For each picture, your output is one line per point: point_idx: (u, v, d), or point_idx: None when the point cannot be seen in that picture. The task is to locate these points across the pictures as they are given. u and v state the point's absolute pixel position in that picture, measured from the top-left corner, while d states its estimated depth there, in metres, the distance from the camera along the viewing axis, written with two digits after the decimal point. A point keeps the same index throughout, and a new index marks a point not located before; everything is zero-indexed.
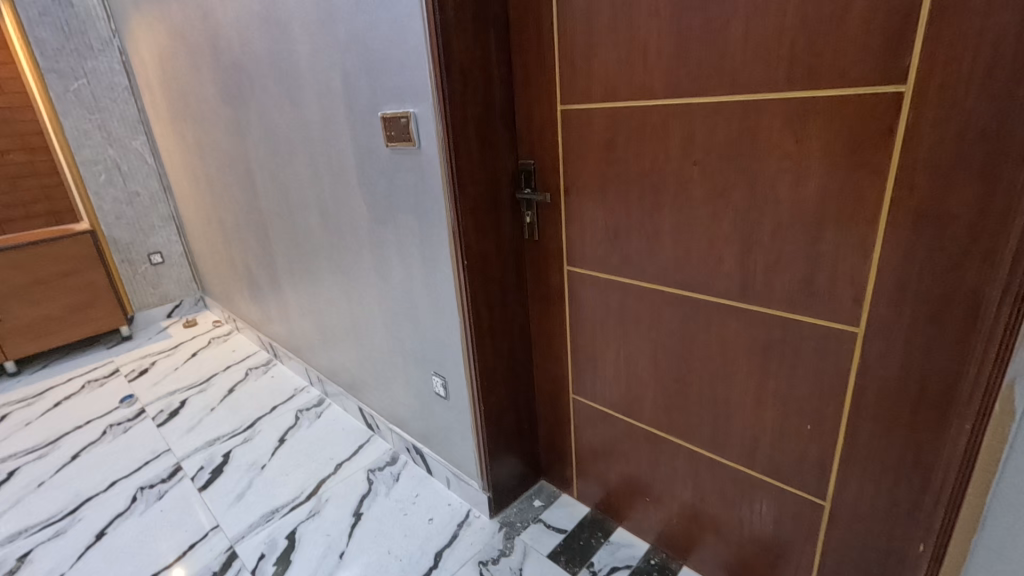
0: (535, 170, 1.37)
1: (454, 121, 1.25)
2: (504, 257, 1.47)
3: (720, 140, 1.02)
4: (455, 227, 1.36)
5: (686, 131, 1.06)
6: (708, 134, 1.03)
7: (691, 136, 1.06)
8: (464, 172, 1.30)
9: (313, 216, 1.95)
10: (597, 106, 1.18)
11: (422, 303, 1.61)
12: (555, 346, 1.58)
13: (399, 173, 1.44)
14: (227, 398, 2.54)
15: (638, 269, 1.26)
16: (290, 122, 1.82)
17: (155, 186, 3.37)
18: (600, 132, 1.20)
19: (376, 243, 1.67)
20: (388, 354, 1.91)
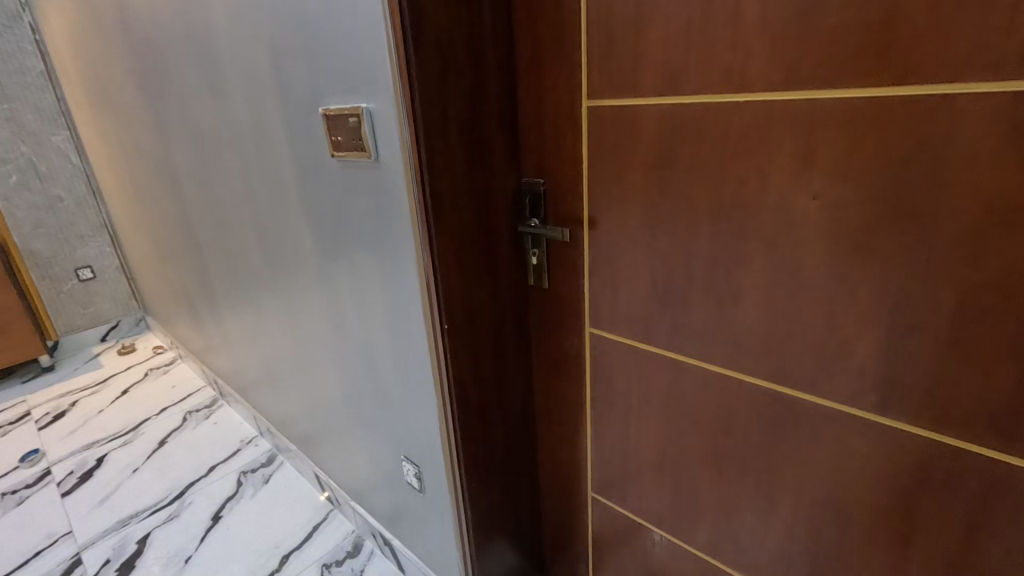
0: (546, 193, 0.96)
1: (427, 122, 0.82)
2: (500, 313, 1.04)
3: (868, 162, 0.61)
4: (432, 280, 0.92)
5: (804, 144, 0.66)
6: (847, 151, 0.63)
7: (813, 154, 0.65)
8: (444, 201, 0.87)
9: (249, 242, 1.50)
10: (649, 103, 0.77)
11: (387, 368, 1.18)
12: (568, 430, 1.16)
13: (351, 196, 1.01)
14: (154, 453, 2.08)
15: (701, 346, 0.85)
16: (214, 117, 1.37)
17: (82, 189, 2.87)
18: (650, 144, 0.79)
19: (325, 283, 1.24)
20: (347, 420, 1.48)
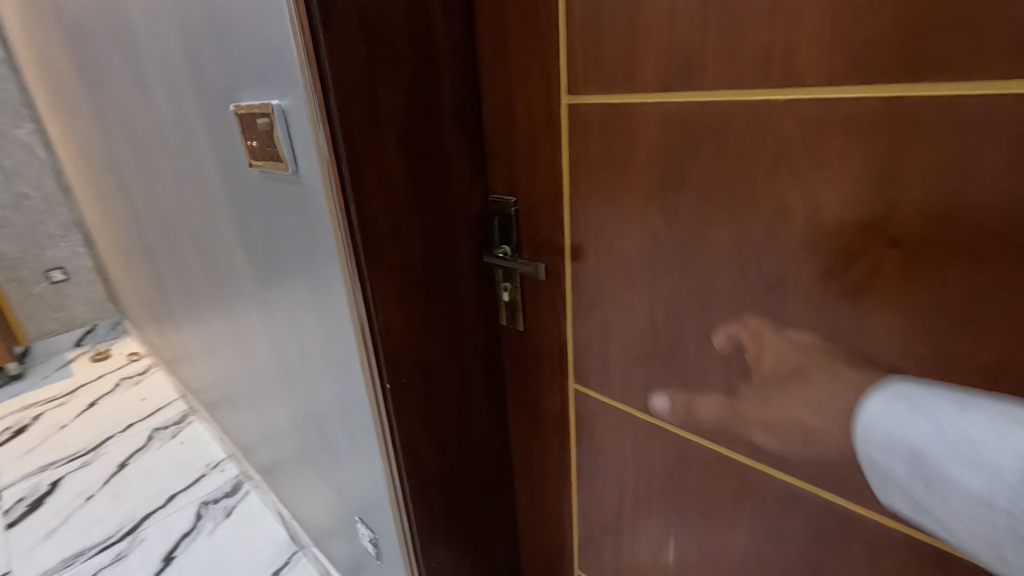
0: (518, 214, 0.75)
1: (351, 127, 0.60)
2: (464, 361, 0.83)
3: (979, 196, 0.40)
4: (367, 332, 0.71)
5: (876, 164, 0.44)
6: (946, 179, 0.41)
7: (889, 179, 0.44)
8: (379, 231, 0.66)
9: (193, 257, 1.30)
10: (650, 99, 0.56)
11: (334, 418, 0.98)
12: (550, 499, 0.95)
13: (276, 214, 0.80)
14: (113, 477, 1.91)
15: (713, 419, 0.65)
16: (142, 111, 1.16)
17: (50, 186, 2.70)
18: (649, 156, 0.58)
19: (265, 312, 1.03)
20: (303, 462, 1.28)
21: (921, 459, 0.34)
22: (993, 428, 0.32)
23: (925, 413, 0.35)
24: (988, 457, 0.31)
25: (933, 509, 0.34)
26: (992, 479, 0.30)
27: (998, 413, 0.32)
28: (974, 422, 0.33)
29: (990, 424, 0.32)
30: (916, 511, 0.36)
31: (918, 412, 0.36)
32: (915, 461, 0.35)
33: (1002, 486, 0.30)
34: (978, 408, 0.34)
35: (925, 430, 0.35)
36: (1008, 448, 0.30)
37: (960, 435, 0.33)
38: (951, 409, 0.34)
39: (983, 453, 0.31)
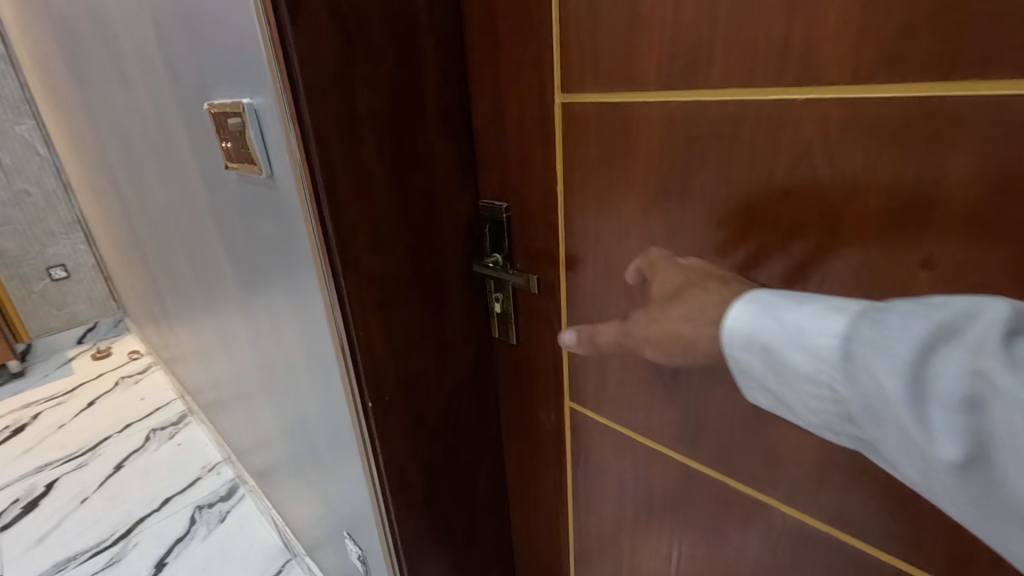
0: (509, 221, 0.70)
1: (324, 129, 0.56)
2: (453, 376, 0.78)
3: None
4: (345, 349, 0.66)
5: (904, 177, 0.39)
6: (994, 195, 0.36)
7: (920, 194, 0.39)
8: (357, 241, 0.62)
9: (182, 259, 1.26)
10: (652, 98, 0.50)
11: (319, 430, 0.93)
12: (544, 520, 0.90)
13: (254, 219, 0.76)
14: (108, 479, 1.89)
15: (718, 445, 0.60)
16: (126, 108, 1.12)
17: (51, 183, 2.68)
18: (650, 161, 0.53)
19: (249, 319, 0.99)
20: (292, 471, 1.24)
21: (769, 350, 0.40)
22: (820, 319, 0.37)
23: (771, 313, 0.40)
24: (817, 346, 0.37)
25: (778, 391, 0.41)
26: (821, 364, 0.37)
27: (824, 304, 0.38)
28: (806, 315, 0.38)
29: (818, 315, 0.37)
30: (759, 383, 0.42)
31: (770, 313, 0.40)
32: (765, 353, 0.40)
33: (829, 369, 0.36)
34: (809, 300, 0.38)
35: (774, 328, 0.39)
36: (831, 335, 0.36)
37: (796, 330, 0.38)
38: (790, 305, 0.39)
39: (814, 342, 0.37)
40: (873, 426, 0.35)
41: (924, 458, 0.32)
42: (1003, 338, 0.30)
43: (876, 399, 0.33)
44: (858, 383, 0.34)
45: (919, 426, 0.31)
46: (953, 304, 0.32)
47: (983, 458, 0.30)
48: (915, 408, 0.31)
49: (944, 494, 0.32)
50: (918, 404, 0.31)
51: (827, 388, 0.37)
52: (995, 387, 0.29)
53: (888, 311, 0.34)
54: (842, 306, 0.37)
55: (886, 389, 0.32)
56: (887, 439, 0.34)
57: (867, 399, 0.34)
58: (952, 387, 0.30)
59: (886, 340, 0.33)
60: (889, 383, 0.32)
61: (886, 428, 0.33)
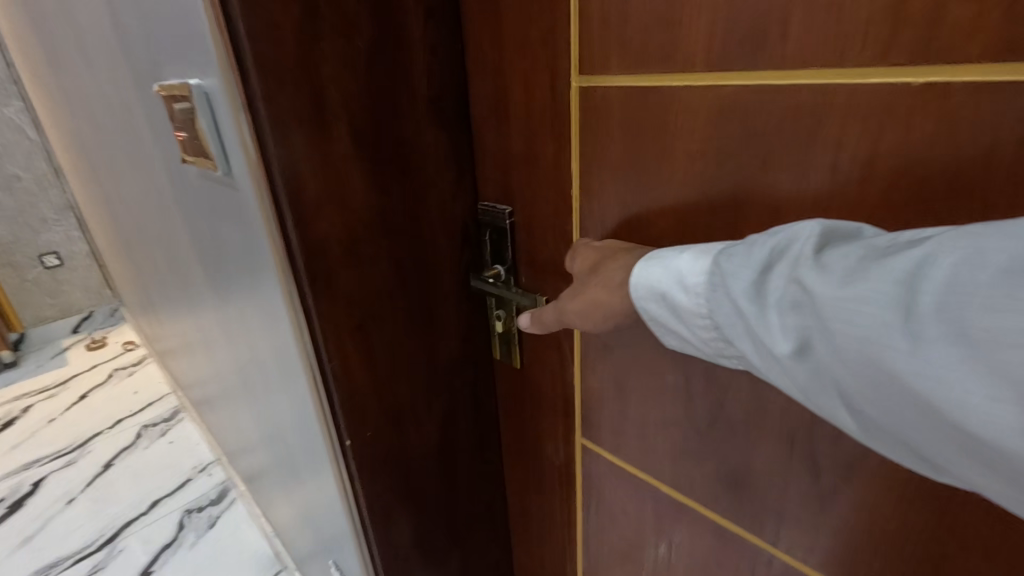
0: (513, 228, 0.59)
1: (282, 119, 0.45)
2: (447, 403, 0.68)
3: None
4: (317, 381, 0.56)
5: (789, 183, 0.37)
6: (882, 194, 0.34)
7: (815, 199, 0.36)
8: (328, 255, 0.51)
9: (159, 254, 1.16)
10: (699, 82, 0.39)
11: (300, 453, 0.84)
12: (549, 560, 0.80)
13: (216, 219, 0.65)
14: (97, 478, 1.82)
15: (760, 507, 0.50)
16: (92, 89, 1.01)
17: (43, 168, 2.59)
18: (692, 162, 0.42)
19: (225, 325, 0.89)
20: (279, 486, 1.15)
21: (662, 297, 0.39)
22: (694, 260, 0.37)
23: (654, 258, 0.40)
24: (693, 282, 0.37)
25: (679, 335, 0.40)
26: (699, 297, 0.36)
27: (696, 246, 0.38)
28: (682, 258, 0.38)
29: (691, 256, 0.37)
30: (658, 332, 0.41)
31: (653, 262, 0.39)
32: (658, 301, 0.39)
33: (702, 299, 0.36)
34: (686, 248, 0.39)
35: (660, 273, 0.39)
36: (701, 270, 0.37)
37: (675, 272, 0.38)
38: (671, 252, 0.39)
39: (692, 283, 0.37)
40: (741, 348, 0.34)
41: (770, 361, 0.32)
42: (815, 243, 0.31)
43: (733, 316, 0.34)
44: (719, 307, 0.35)
45: (762, 328, 0.32)
46: (784, 226, 0.33)
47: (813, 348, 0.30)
48: (757, 312, 0.32)
49: (794, 391, 0.32)
50: (759, 310, 0.32)
51: (705, 319, 0.37)
52: (806, 283, 0.30)
53: (739, 241, 0.35)
54: (710, 246, 0.37)
55: (737, 303, 0.33)
56: (753, 356, 0.34)
57: (731, 320, 0.34)
58: (777, 291, 0.31)
59: (737, 261, 0.34)
60: (738, 296, 0.33)
61: (744, 341, 0.34)
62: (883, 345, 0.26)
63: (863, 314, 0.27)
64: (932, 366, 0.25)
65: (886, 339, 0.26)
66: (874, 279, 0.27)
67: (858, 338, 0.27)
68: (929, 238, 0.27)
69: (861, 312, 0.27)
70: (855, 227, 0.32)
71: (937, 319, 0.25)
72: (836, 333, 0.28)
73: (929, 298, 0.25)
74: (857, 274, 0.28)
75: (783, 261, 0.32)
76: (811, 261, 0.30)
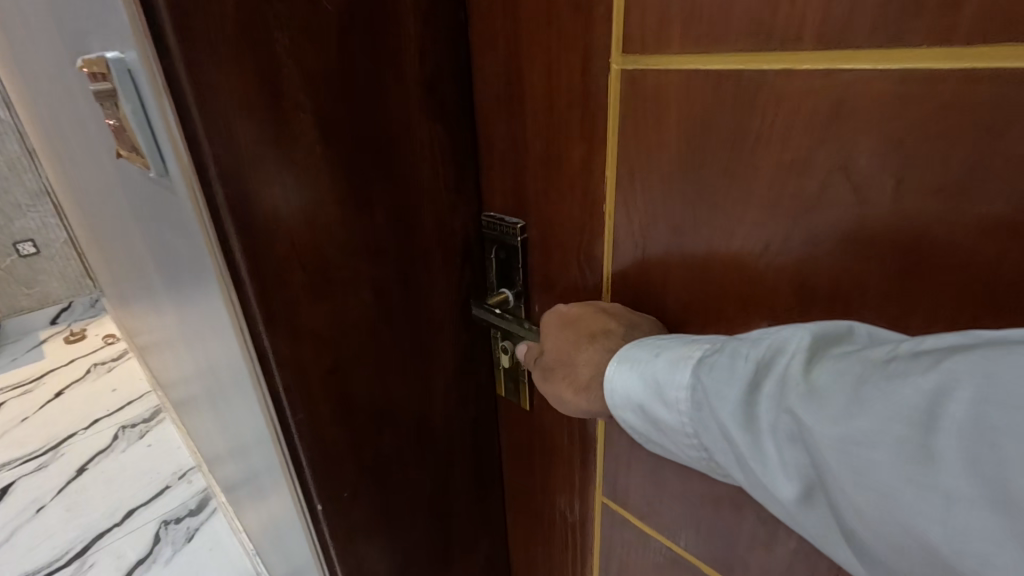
0: (525, 246, 0.47)
1: (219, 108, 0.33)
2: (442, 448, 0.57)
3: None
4: (279, 436, 0.45)
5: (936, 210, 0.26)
6: None
7: (916, 228, 0.27)
8: (289, 284, 0.40)
9: (125, 249, 0.96)
10: (803, 63, 0.28)
11: (272, 493, 0.72)
12: None
13: (165, 228, 0.54)
14: (70, 484, 1.68)
15: None
16: (37, 58, 0.87)
17: (14, 149, 2.29)
18: (781, 173, 0.30)
19: (190, 341, 0.78)
20: (256, 515, 1.02)
21: (642, 411, 0.35)
22: (672, 368, 0.33)
23: (628, 363, 0.35)
24: (675, 397, 0.32)
25: (670, 450, 0.35)
26: (682, 412, 0.32)
27: (672, 348, 0.34)
28: (657, 363, 0.34)
29: (670, 364, 0.33)
30: (643, 442, 0.37)
31: (628, 369, 0.35)
32: (640, 414, 0.35)
33: (687, 419, 0.32)
34: (662, 349, 0.34)
35: (638, 383, 0.35)
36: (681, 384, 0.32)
37: (654, 381, 0.33)
38: (646, 356, 0.35)
39: (672, 396, 0.32)
40: (739, 478, 0.30)
41: (776, 500, 0.28)
42: (806, 359, 0.27)
43: (723, 442, 0.29)
44: (706, 426, 0.30)
45: (757, 460, 0.27)
46: (768, 332, 0.29)
47: (820, 488, 0.25)
48: (751, 444, 0.27)
49: (804, 530, 0.27)
50: (751, 438, 0.27)
51: (694, 437, 0.32)
52: (797, 413, 0.25)
53: (720, 349, 0.31)
54: (687, 348, 0.33)
55: (727, 430, 0.28)
56: (753, 489, 0.29)
57: (723, 448, 0.29)
58: (768, 417, 0.27)
59: (719, 375, 0.30)
60: (724, 419, 0.29)
61: (739, 470, 0.29)
62: (898, 497, 0.22)
63: (870, 457, 0.22)
64: (961, 527, 0.20)
65: (904, 496, 0.21)
66: (876, 417, 0.23)
67: (869, 490, 0.23)
68: (935, 362, 0.22)
69: (865, 454, 0.23)
70: (846, 324, 0.29)
71: (961, 472, 0.20)
72: (844, 479, 0.23)
73: (940, 438, 0.21)
74: (852, 405, 0.24)
75: (770, 378, 0.27)
76: (799, 381, 0.26)
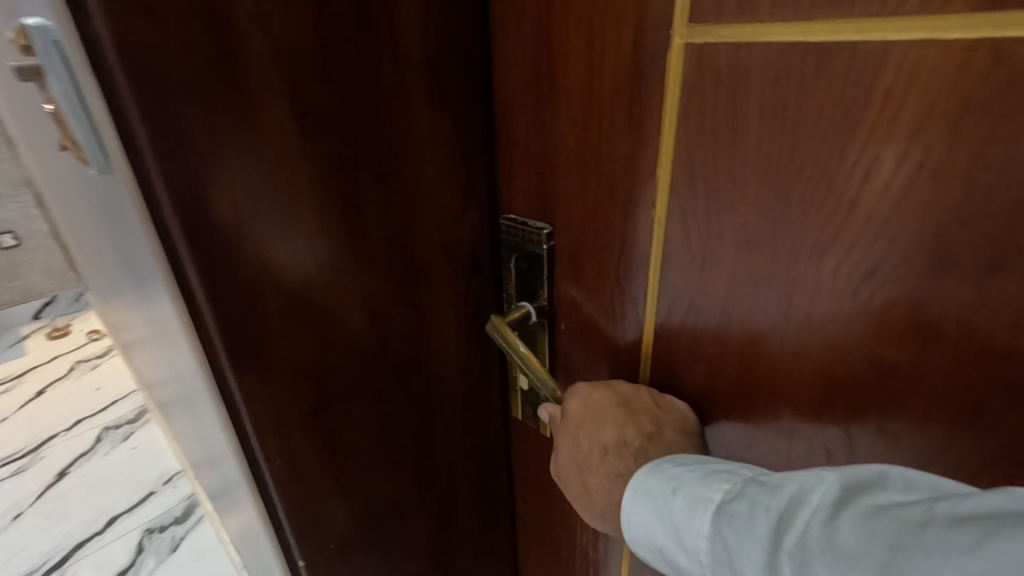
0: (553, 253, 0.40)
1: (162, 105, 0.26)
2: (445, 485, 0.50)
3: None
4: (251, 482, 0.38)
5: None
6: None
7: None
8: (261, 310, 0.33)
9: (95, 233, 0.76)
10: (948, 34, 0.20)
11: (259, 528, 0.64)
12: None
13: (120, 231, 0.45)
14: (47, 491, 1.44)
15: None
16: None
17: None
18: (897, 184, 0.23)
19: (166, 355, 0.68)
20: (245, 544, 0.90)
21: (662, 554, 0.31)
22: (689, 511, 0.29)
23: (638, 494, 0.32)
24: (691, 540, 0.29)
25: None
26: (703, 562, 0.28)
27: (682, 481, 0.30)
28: (673, 502, 0.30)
29: (681, 501, 0.29)
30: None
31: (644, 504, 0.31)
32: (659, 555, 0.31)
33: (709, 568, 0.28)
34: (670, 479, 0.31)
35: (652, 518, 0.31)
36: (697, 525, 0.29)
37: (671, 524, 0.30)
38: (656, 490, 0.31)
39: (692, 544, 0.29)
40: None
41: None
42: (831, 519, 0.24)
43: None
44: None
45: None
46: (791, 477, 0.26)
47: None
48: None
49: None
50: None
51: None
52: None
53: (738, 493, 0.27)
54: (699, 484, 0.29)
55: None
56: None
57: None
58: None
59: (739, 529, 0.26)
60: None
61: None
62: None
63: None
64: None
65: None
66: None
67: None
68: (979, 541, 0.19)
69: None
70: (875, 469, 0.25)
71: None
72: None
73: None
74: None
75: (795, 540, 0.24)
76: (826, 547, 0.23)
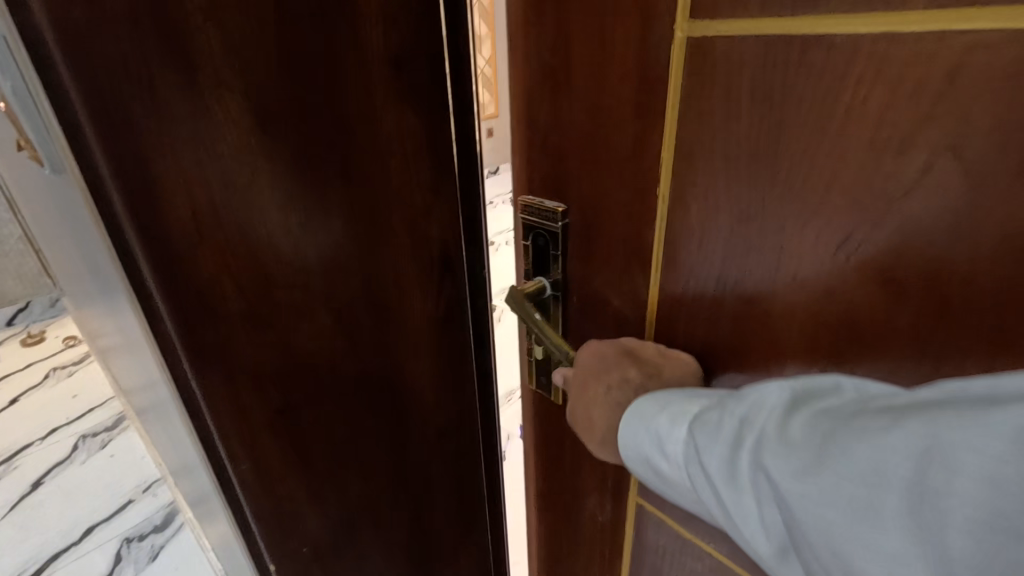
0: (567, 225, 0.37)
1: (110, 102, 0.25)
2: (423, 482, 0.50)
3: None
4: (218, 486, 0.37)
5: None
6: None
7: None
8: (222, 309, 0.32)
9: (64, 236, 0.73)
10: (908, 26, 0.20)
11: None
12: None
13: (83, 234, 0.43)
14: (22, 501, 1.38)
15: None
16: None
17: None
18: (858, 180, 0.23)
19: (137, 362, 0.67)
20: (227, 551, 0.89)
21: (639, 471, 0.30)
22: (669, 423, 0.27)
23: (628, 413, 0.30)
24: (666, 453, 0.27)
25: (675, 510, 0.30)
26: (679, 466, 0.27)
27: (665, 398, 0.28)
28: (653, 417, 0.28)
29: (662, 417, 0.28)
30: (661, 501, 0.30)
31: (625, 418, 0.29)
32: (638, 471, 0.30)
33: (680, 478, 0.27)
34: (654, 396, 0.29)
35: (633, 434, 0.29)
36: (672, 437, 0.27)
37: (650, 433, 0.28)
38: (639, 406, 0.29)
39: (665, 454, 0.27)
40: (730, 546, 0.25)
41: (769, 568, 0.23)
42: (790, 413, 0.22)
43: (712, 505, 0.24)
44: (698, 489, 0.25)
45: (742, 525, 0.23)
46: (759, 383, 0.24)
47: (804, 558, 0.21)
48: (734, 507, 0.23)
49: None
50: (733, 501, 0.23)
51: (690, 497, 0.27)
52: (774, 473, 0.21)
53: (713, 403, 0.26)
54: (681, 399, 0.28)
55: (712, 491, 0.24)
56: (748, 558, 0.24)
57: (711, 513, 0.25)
58: (747, 476, 0.22)
59: (705, 432, 0.25)
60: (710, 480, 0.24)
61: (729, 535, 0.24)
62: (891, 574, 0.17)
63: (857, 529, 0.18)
64: None
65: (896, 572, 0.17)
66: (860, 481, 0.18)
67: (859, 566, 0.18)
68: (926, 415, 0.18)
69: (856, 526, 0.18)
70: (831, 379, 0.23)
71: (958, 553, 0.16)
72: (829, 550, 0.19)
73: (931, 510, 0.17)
74: (826, 464, 0.19)
75: (750, 434, 0.23)
76: (776, 437, 0.22)
